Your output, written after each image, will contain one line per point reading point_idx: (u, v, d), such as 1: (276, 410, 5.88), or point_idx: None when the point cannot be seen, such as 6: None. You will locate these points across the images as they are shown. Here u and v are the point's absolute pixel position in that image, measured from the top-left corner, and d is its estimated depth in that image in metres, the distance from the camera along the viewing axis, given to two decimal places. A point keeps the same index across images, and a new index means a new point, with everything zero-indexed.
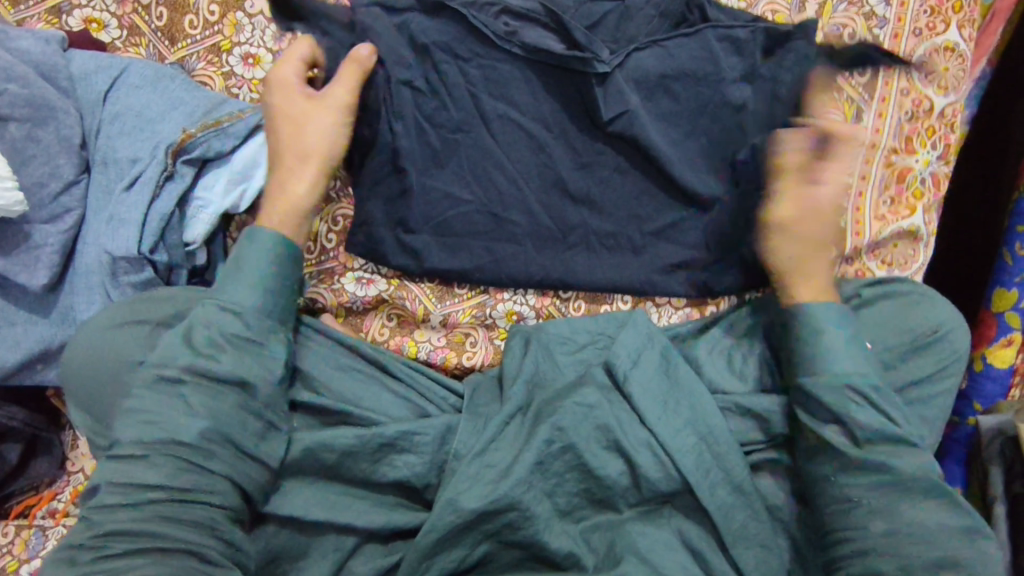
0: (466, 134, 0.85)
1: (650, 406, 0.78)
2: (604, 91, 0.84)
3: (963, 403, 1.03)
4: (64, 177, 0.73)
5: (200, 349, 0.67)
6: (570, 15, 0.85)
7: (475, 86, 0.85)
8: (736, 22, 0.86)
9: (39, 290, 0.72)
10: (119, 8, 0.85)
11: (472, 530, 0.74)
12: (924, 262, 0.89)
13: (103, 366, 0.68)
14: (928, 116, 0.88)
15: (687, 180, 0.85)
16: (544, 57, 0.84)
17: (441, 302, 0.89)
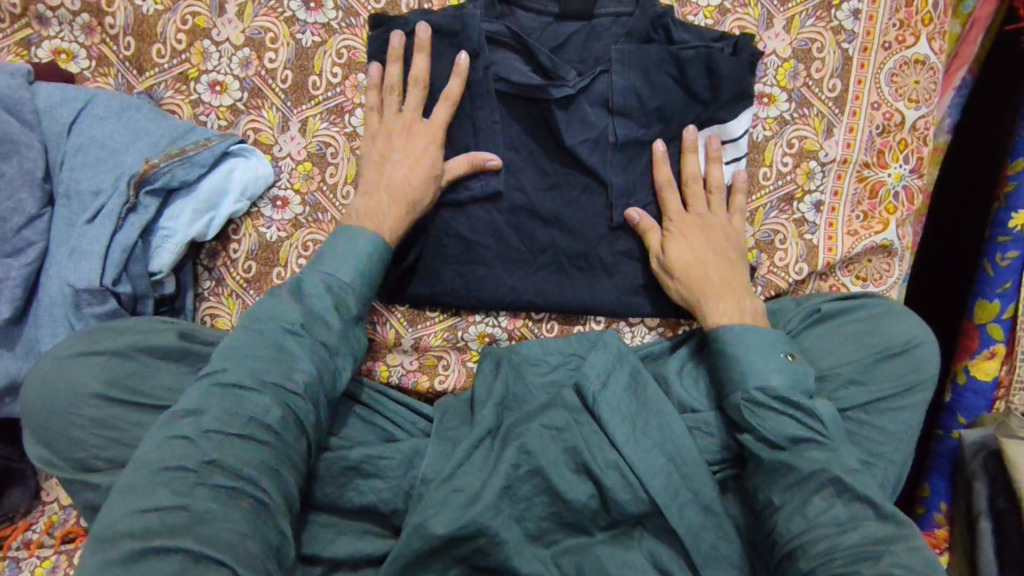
0: None
1: (620, 428, 0.77)
2: (566, 117, 0.84)
3: (947, 417, 1.02)
4: (28, 210, 0.73)
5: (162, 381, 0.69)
6: (536, 37, 0.86)
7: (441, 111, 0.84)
8: (701, 41, 0.84)
9: (2, 323, 0.72)
10: (87, 38, 0.85)
11: (442, 554, 0.74)
12: (899, 275, 0.88)
13: (58, 400, 0.67)
14: (900, 129, 0.88)
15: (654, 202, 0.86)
16: (507, 84, 0.84)
17: (412, 325, 0.89)
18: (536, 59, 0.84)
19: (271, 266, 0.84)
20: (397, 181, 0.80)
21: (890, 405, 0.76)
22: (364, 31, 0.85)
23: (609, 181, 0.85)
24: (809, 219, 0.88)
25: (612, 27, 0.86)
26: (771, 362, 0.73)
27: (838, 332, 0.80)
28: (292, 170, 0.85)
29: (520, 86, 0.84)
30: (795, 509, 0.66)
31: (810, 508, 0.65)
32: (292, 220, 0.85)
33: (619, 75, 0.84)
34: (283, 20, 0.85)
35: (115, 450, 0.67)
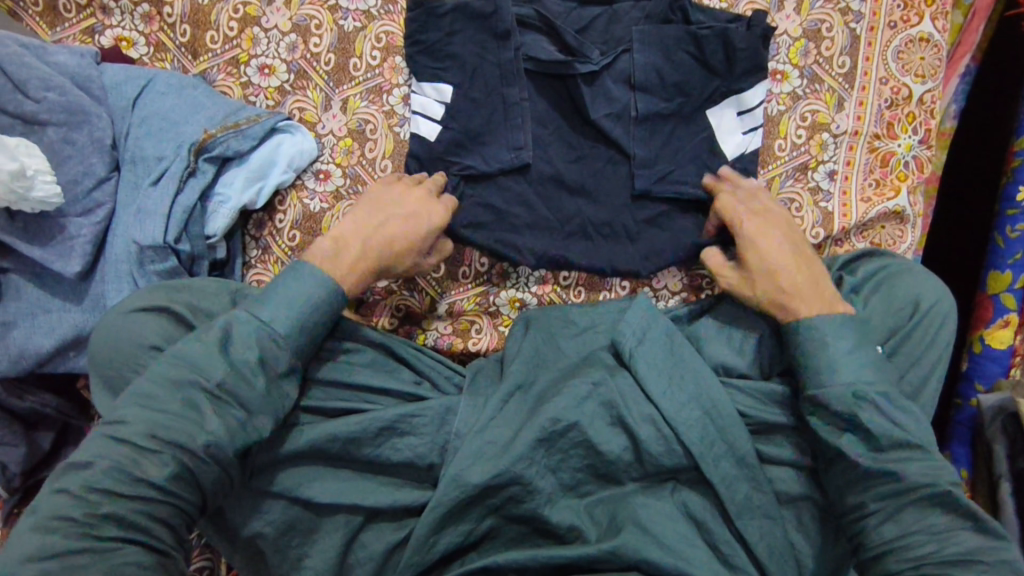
0: (459, 126, 0.90)
1: (654, 381, 0.81)
2: (591, 92, 0.90)
3: (965, 385, 1.04)
4: (97, 174, 0.79)
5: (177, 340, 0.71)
6: (561, 20, 0.91)
7: (473, 89, 0.90)
8: (717, 23, 0.90)
9: (72, 277, 0.77)
10: (147, 26, 0.92)
11: (477, 504, 0.78)
12: (912, 241, 0.92)
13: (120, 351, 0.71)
14: (908, 103, 0.92)
15: (677, 172, 0.90)
16: (535, 64, 0.91)
17: (445, 292, 0.93)
18: (562, 41, 0.90)
19: (314, 235, 0.88)
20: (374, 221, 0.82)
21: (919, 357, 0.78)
22: (401, 17, 0.92)
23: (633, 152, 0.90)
24: (823, 188, 0.92)
25: (632, 9, 0.91)
26: (850, 367, 0.72)
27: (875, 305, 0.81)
28: (334, 145, 0.91)
29: (547, 65, 0.90)
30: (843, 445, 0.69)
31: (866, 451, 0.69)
32: (333, 192, 0.90)
33: (640, 52, 0.90)
34: (327, 8, 0.91)
35: None
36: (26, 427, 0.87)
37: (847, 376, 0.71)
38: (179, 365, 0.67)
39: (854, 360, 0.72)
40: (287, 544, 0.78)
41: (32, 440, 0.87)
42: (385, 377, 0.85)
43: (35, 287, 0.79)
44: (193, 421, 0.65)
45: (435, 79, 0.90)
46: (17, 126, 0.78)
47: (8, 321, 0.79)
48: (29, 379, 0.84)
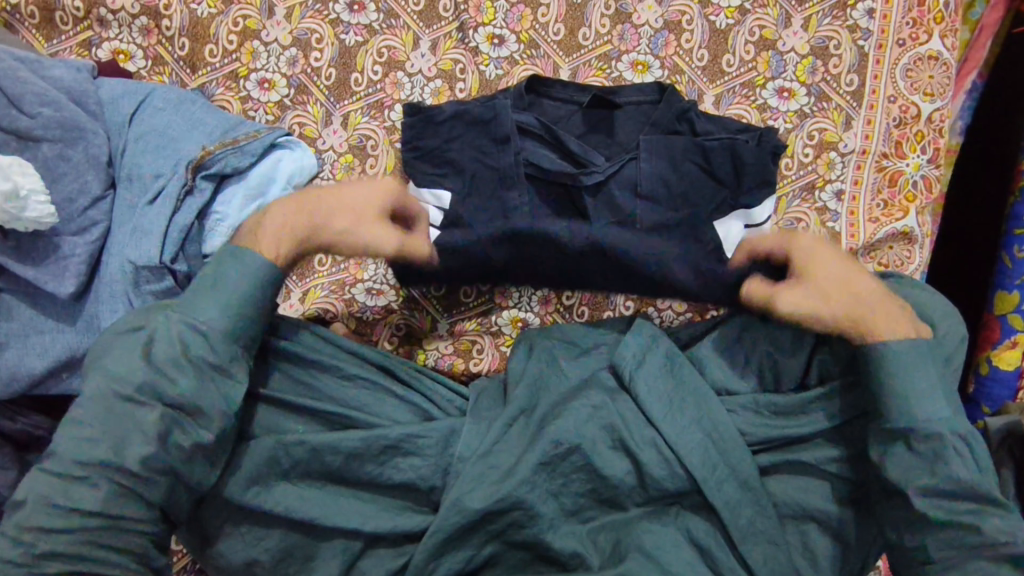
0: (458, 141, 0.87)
1: (656, 405, 0.79)
2: (587, 118, 0.91)
3: (972, 407, 1.03)
4: (93, 192, 0.78)
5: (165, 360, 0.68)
6: (560, 126, 0.90)
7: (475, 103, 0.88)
8: (726, 132, 0.87)
9: (66, 297, 0.76)
10: (145, 40, 0.91)
11: (477, 530, 0.76)
12: (921, 261, 0.91)
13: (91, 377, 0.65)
14: (916, 121, 0.91)
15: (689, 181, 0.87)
16: (539, 173, 0.87)
17: (448, 311, 0.92)
18: (564, 147, 0.87)
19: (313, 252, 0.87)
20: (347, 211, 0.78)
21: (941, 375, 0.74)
22: (404, 32, 0.91)
23: (640, 174, 0.86)
24: (830, 208, 0.91)
25: (636, 113, 0.90)
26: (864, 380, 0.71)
27: None
28: (335, 162, 0.89)
29: (550, 172, 0.86)
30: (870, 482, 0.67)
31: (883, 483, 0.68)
32: None
33: (646, 162, 0.86)
34: (328, 22, 0.90)
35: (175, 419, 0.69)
36: (17, 449, 0.84)
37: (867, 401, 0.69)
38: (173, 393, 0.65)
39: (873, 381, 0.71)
40: (283, 570, 0.76)
41: (24, 462, 0.83)
42: (382, 397, 0.83)
43: (28, 307, 0.77)
44: (188, 444, 0.64)
45: (438, 146, 0.87)
46: (10, 142, 0.76)
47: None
48: (23, 399, 0.84)
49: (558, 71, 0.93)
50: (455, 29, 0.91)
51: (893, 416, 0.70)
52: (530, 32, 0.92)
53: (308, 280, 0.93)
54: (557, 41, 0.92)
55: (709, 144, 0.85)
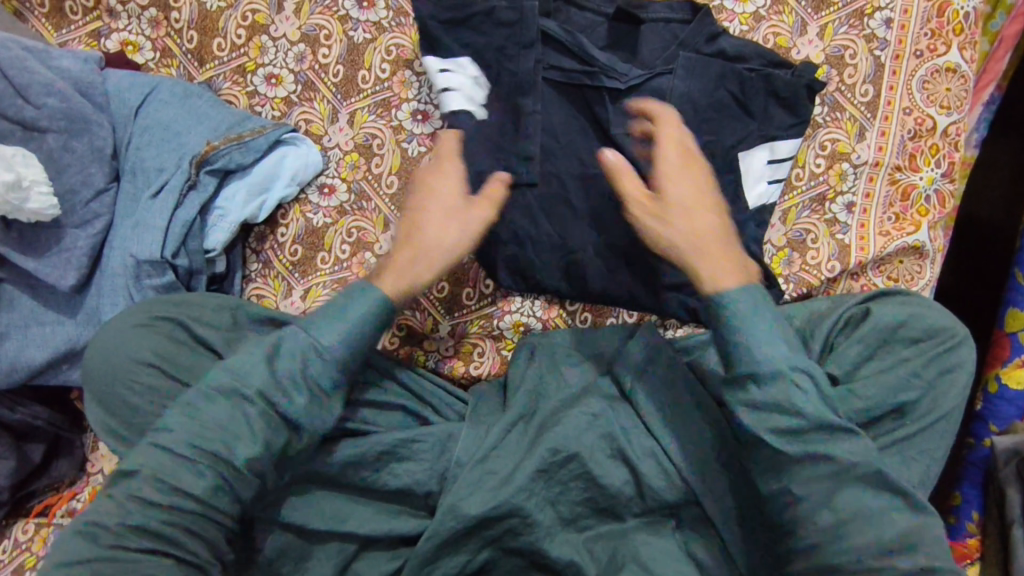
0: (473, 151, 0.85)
1: (651, 412, 0.79)
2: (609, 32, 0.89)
3: (979, 425, 0.98)
4: (96, 184, 0.78)
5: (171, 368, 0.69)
6: (587, 36, 0.89)
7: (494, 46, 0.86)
8: (762, 62, 0.87)
9: (67, 289, 0.76)
10: (153, 32, 0.91)
11: (474, 535, 0.75)
12: (930, 278, 0.89)
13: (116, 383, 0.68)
14: (931, 135, 0.89)
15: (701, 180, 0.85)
16: (572, 78, 0.87)
17: (449, 313, 0.91)
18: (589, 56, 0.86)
19: (315, 250, 0.88)
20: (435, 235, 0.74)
21: (931, 405, 0.74)
22: (412, 30, 0.90)
23: (671, 89, 0.85)
24: (840, 220, 0.89)
25: (660, 31, 0.89)
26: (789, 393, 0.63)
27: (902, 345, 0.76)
28: (340, 160, 0.89)
29: (569, 73, 0.87)
30: (824, 502, 0.62)
31: (836, 501, 0.62)
32: (337, 208, 0.89)
33: (681, 80, 0.85)
34: (338, 18, 0.90)
35: None
36: (16, 439, 0.85)
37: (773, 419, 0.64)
38: (181, 414, 0.64)
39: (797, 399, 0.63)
40: (276, 570, 0.75)
41: (22, 453, 0.84)
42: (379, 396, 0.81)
43: (29, 298, 0.78)
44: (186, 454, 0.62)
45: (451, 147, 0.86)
46: (16, 132, 0.77)
47: (1, 333, 0.77)
48: (24, 391, 0.85)
49: None
50: None
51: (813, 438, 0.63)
52: None
53: (309, 278, 0.88)
54: None
55: (746, 71, 0.86)
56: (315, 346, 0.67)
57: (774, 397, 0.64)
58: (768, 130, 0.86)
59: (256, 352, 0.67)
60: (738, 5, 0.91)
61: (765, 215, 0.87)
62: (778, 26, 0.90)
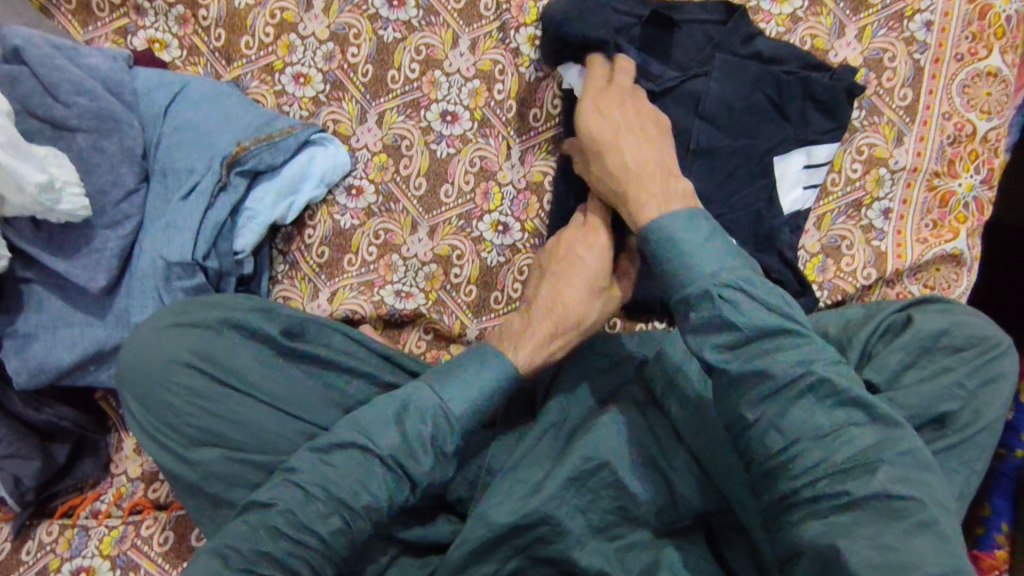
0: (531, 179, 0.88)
1: (688, 424, 0.76)
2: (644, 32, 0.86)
3: (1012, 435, 0.96)
4: (126, 184, 0.77)
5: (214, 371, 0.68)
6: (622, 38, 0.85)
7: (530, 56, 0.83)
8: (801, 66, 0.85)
9: (97, 291, 0.75)
10: (181, 29, 0.90)
11: (503, 543, 0.74)
12: (968, 285, 0.87)
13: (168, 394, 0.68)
14: (970, 141, 0.87)
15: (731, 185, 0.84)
16: None
17: (477, 317, 0.88)
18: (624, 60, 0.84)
19: (343, 252, 0.87)
20: (561, 307, 0.77)
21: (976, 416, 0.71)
22: (443, 29, 0.89)
23: (706, 92, 0.83)
24: (877, 226, 0.88)
25: (696, 33, 0.87)
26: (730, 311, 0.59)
27: (946, 353, 0.75)
28: (368, 160, 0.88)
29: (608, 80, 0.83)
30: (772, 423, 0.56)
31: (790, 418, 0.56)
32: (364, 209, 0.88)
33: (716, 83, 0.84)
34: (367, 17, 0.88)
35: (222, 423, 0.67)
36: (41, 439, 0.84)
37: (718, 329, 0.59)
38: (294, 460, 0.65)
39: (748, 310, 0.59)
40: None
41: (48, 452, 0.84)
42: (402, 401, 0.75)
43: (57, 298, 0.77)
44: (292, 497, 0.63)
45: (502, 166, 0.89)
46: (46, 130, 0.76)
47: (29, 334, 0.76)
48: (49, 391, 0.83)
49: None
50: (496, 27, 0.89)
51: (753, 351, 0.58)
52: None
53: (337, 280, 0.87)
54: None
55: (784, 75, 0.84)
56: (446, 414, 0.67)
57: (709, 313, 0.60)
58: (806, 135, 0.85)
59: (384, 411, 0.67)
60: (774, 6, 0.89)
61: (799, 221, 0.86)
62: (815, 27, 0.88)
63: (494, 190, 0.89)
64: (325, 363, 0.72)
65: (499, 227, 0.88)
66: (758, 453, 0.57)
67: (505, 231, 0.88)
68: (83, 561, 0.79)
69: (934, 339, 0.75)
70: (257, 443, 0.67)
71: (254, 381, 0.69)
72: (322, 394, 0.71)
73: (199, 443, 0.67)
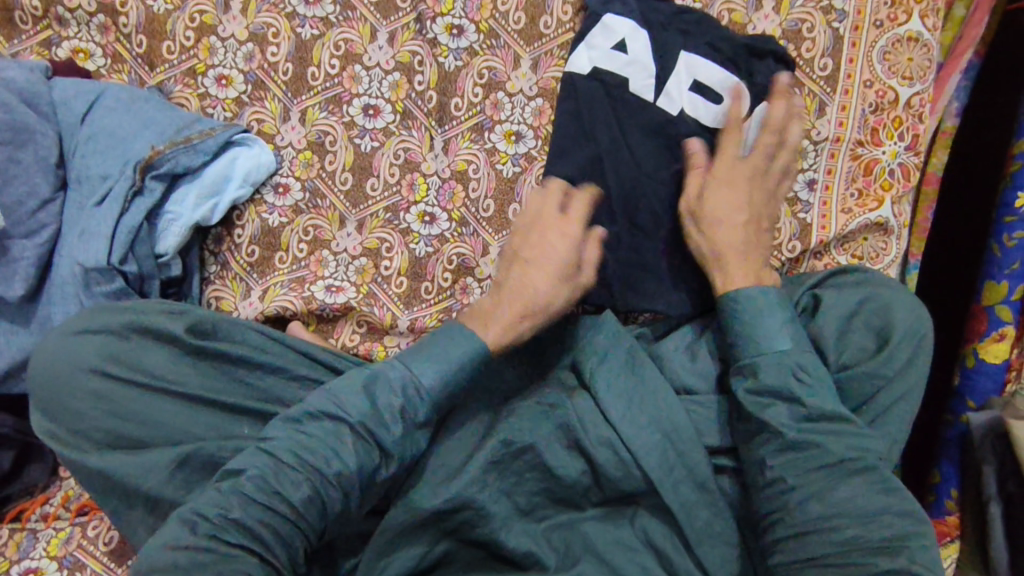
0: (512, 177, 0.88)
1: (615, 402, 0.76)
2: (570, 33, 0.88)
3: (956, 402, 0.95)
4: (42, 194, 0.79)
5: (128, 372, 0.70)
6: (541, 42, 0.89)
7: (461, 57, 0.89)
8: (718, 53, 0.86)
9: (16, 299, 0.78)
10: (103, 37, 0.91)
11: (430, 526, 0.74)
12: (897, 253, 0.87)
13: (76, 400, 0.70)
14: (894, 107, 0.87)
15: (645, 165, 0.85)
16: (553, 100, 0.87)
17: (408, 307, 0.88)
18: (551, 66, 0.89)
19: (273, 250, 0.88)
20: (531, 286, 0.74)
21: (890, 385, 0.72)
22: (361, 23, 0.89)
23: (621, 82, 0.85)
24: (802, 198, 0.87)
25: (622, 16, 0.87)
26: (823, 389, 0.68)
27: (861, 324, 0.76)
28: (293, 158, 0.88)
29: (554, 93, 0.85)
30: (836, 495, 0.62)
31: (851, 493, 0.62)
32: (292, 206, 0.88)
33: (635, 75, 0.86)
34: (285, 15, 0.89)
35: (134, 423, 0.69)
36: None
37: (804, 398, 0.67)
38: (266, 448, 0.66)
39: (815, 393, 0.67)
40: None
41: None
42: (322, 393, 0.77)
43: None
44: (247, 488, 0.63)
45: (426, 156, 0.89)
46: None
47: None
48: None
49: (518, 61, 0.89)
50: (413, 19, 0.89)
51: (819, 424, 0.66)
52: (489, 21, 0.89)
53: (268, 278, 0.88)
54: (517, 30, 0.89)
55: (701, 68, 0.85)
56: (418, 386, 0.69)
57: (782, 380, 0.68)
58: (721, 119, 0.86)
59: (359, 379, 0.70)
60: None
61: None
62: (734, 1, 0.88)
63: (419, 181, 0.89)
64: (233, 359, 0.74)
65: (425, 218, 0.88)
66: (792, 510, 0.63)
67: (434, 220, 0.88)
68: (31, 563, 0.81)
69: (852, 316, 0.76)
70: (164, 437, 0.70)
71: (160, 379, 0.71)
72: (232, 389, 0.74)
73: (110, 445, 0.69)
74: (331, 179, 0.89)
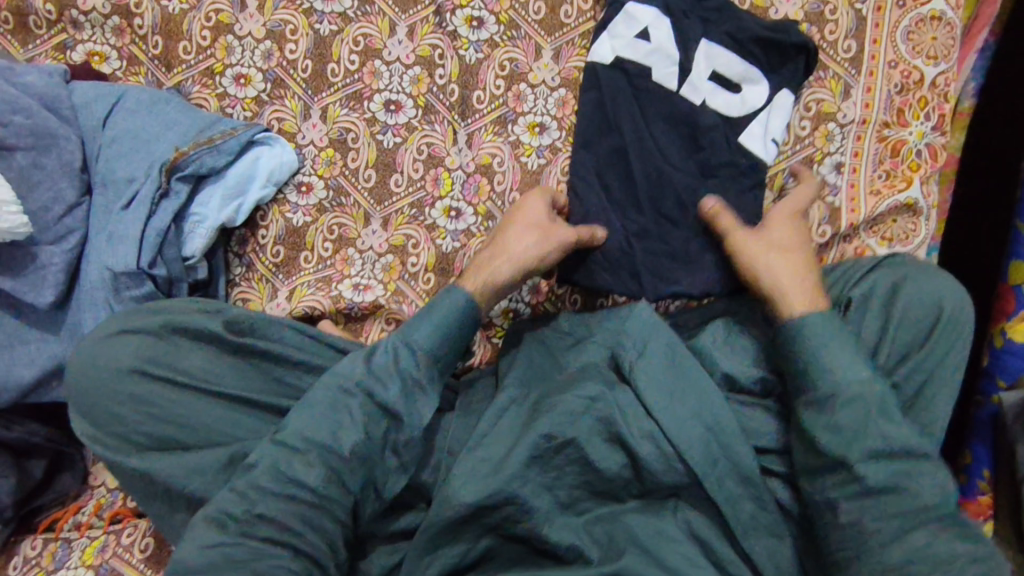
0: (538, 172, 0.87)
1: (655, 394, 0.75)
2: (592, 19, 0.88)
3: (986, 382, 0.93)
4: (67, 200, 0.78)
5: (168, 375, 0.70)
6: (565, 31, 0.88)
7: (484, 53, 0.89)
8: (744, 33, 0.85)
9: (46, 307, 0.77)
10: (118, 40, 0.90)
11: (472, 524, 0.73)
12: (926, 234, 0.86)
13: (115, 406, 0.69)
14: (919, 87, 0.86)
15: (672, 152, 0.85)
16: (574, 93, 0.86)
17: None
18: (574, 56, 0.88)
19: (298, 250, 0.87)
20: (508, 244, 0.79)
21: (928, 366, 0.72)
22: (379, 18, 0.88)
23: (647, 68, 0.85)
24: (830, 182, 0.87)
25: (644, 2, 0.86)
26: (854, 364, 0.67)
27: (905, 307, 0.74)
28: (315, 156, 0.88)
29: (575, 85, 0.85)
30: (885, 482, 0.62)
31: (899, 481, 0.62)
32: (317, 205, 0.88)
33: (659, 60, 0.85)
34: (302, 12, 0.88)
35: (175, 428, 0.69)
36: (17, 456, 0.86)
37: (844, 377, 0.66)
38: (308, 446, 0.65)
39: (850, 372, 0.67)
40: None
41: (23, 468, 0.85)
42: None
43: (13, 318, 0.79)
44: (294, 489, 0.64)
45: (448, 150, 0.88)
46: None
47: None
48: (19, 408, 0.86)
49: (540, 51, 0.88)
50: (432, 12, 0.88)
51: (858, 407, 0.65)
52: (509, 12, 0.88)
53: (294, 277, 0.87)
54: (538, 21, 0.88)
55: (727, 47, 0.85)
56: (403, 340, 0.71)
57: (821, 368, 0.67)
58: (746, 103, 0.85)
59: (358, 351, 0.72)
60: None
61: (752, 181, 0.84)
62: None
63: (443, 176, 0.88)
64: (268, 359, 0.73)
65: (452, 213, 0.87)
66: (842, 497, 0.63)
67: (460, 215, 0.87)
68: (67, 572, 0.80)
69: (893, 303, 0.75)
70: (205, 440, 0.69)
71: (199, 381, 0.70)
72: (267, 388, 0.73)
73: (153, 448, 0.69)
74: (354, 175, 0.88)
